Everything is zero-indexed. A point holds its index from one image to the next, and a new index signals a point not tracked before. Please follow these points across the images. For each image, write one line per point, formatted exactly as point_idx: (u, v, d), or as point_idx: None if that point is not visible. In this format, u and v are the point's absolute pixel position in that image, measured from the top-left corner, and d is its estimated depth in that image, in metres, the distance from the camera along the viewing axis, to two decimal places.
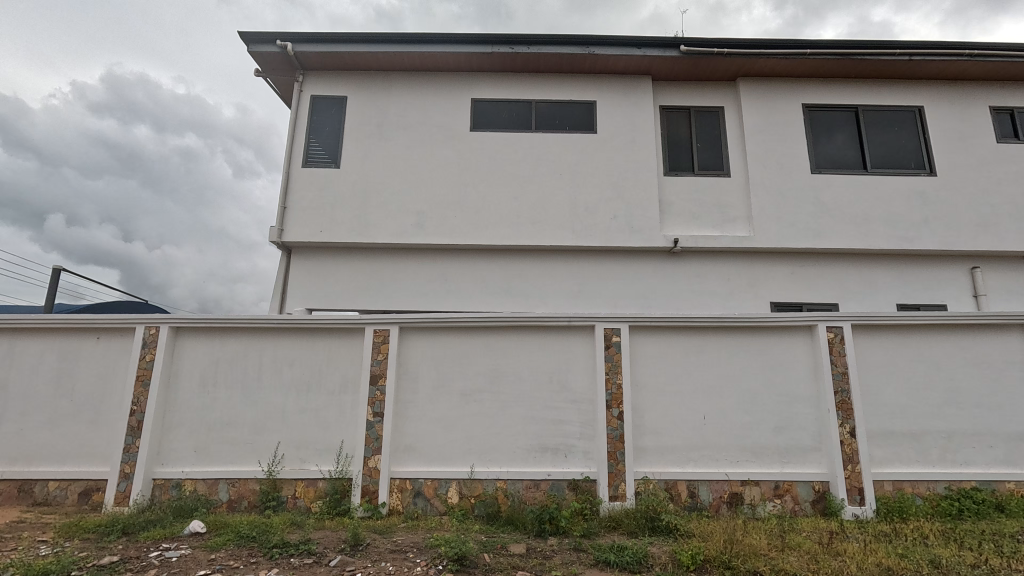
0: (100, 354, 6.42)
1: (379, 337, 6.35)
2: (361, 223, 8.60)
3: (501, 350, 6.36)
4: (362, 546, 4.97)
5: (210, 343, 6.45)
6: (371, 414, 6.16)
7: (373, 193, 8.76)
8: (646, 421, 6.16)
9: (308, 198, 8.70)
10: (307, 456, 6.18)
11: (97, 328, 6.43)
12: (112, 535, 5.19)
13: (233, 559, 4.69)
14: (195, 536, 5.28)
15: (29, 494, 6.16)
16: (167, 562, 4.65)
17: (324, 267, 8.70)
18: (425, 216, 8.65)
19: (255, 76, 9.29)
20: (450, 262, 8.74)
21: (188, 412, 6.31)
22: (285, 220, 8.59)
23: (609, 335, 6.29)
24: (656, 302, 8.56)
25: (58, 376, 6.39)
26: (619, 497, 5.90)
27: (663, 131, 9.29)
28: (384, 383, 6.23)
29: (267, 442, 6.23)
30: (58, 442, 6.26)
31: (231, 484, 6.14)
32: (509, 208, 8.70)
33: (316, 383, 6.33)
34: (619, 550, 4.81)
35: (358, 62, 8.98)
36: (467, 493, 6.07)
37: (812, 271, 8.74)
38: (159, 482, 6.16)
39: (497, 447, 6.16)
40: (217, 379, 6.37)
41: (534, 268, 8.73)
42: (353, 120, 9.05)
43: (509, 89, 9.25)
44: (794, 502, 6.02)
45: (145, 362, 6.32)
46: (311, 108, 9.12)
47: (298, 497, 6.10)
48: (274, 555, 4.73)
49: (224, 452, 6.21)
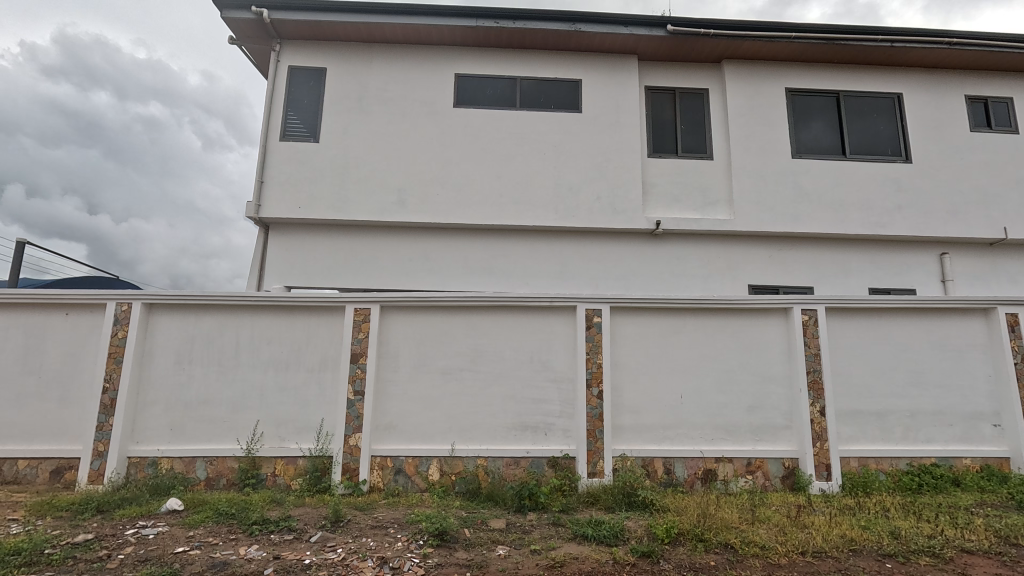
0: (69, 329, 6.24)
1: (361, 315, 6.29)
2: (341, 200, 8.43)
3: (484, 330, 6.37)
4: (343, 522, 5.02)
5: (185, 320, 6.30)
6: (352, 392, 6.15)
7: (353, 169, 8.57)
8: (625, 400, 6.28)
9: (286, 173, 8.48)
10: (287, 434, 6.15)
11: (66, 303, 6.24)
12: (86, 513, 5.12)
13: (212, 536, 4.69)
14: (173, 513, 5.24)
15: None
16: (144, 539, 4.61)
17: (304, 244, 8.54)
18: (407, 192, 8.53)
19: (229, 44, 8.94)
20: (432, 241, 8.66)
21: (162, 390, 6.20)
22: (262, 195, 8.37)
23: (591, 315, 6.35)
24: (637, 283, 8.65)
25: (23, 353, 6.19)
26: (597, 473, 6.04)
27: (648, 113, 9.27)
28: (364, 362, 6.20)
29: (246, 420, 6.17)
30: (24, 421, 6.10)
31: (209, 462, 6.08)
32: (493, 186, 8.62)
33: (295, 361, 6.27)
34: (597, 525, 4.93)
35: (338, 33, 8.69)
36: (448, 470, 6.14)
37: (789, 255, 8.91)
38: (134, 460, 6.06)
39: (478, 426, 6.21)
40: (193, 356, 6.25)
41: (517, 247, 8.71)
42: (333, 93, 8.79)
43: (494, 65, 9.06)
44: (766, 478, 6.23)
45: (117, 339, 6.16)
46: (289, 80, 8.83)
47: (278, 474, 6.09)
48: (255, 531, 4.75)
49: (201, 431, 6.14)
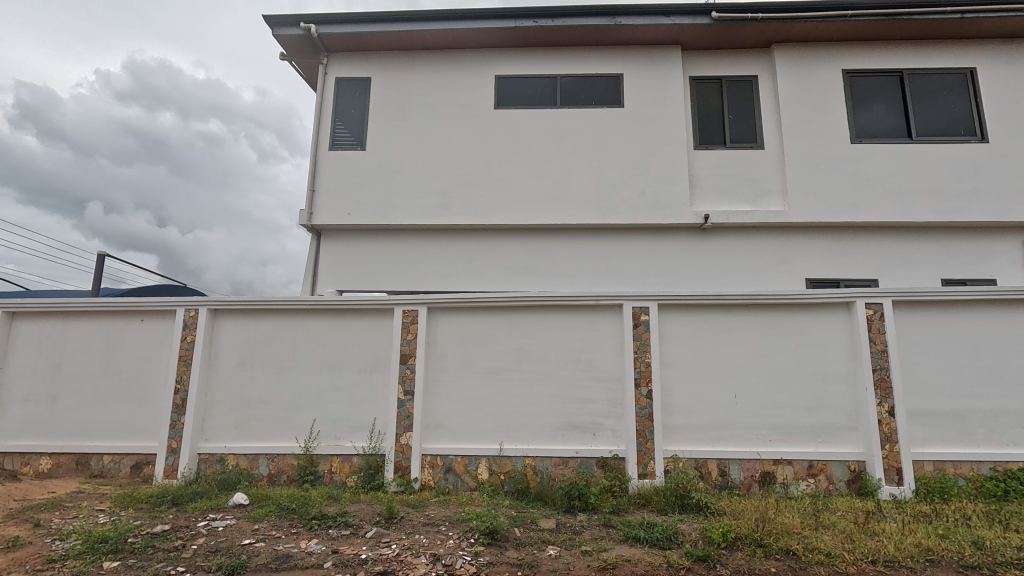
0: (144, 334, 6.72)
1: (409, 317, 6.44)
2: (388, 205, 8.66)
3: (529, 330, 6.37)
4: (396, 518, 5.15)
5: (246, 324, 6.66)
6: (402, 392, 6.30)
7: (398, 174, 8.78)
8: (675, 400, 6.12)
9: (335, 181, 8.79)
10: (342, 432, 6.37)
11: (141, 310, 6.73)
12: (163, 505, 5.49)
13: (275, 529, 4.93)
14: (240, 507, 5.54)
15: (86, 466, 6.55)
16: (214, 531, 4.90)
17: (353, 249, 8.82)
18: (451, 195, 8.65)
19: (281, 60, 9.37)
20: (476, 242, 8.75)
21: (227, 390, 6.56)
22: (313, 203, 8.72)
23: (638, 313, 6.23)
24: (686, 280, 8.41)
25: (105, 357, 6.72)
26: (648, 474, 5.92)
27: (694, 104, 9.00)
28: (413, 362, 6.34)
29: (303, 419, 6.44)
30: (108, 419, 6.62)
31: (271, 459, 6.39)
32: (535, 186, 8.61)
33: (347, 362, 6.49)
34: (649, 527, 4.83)
35: (381, 42, 8.94)
36: (497, 470, 6.18)
37: (850, 246, 8.42)
38: (204, 456, 6.44)
39: (526, 425, 6.22)
40: (254, 358, 6.59)
41: (560, 246, 8.66)
42: (377, 102, 9.04)
43: (534, 64, 9.05)
44: (829, 482, 5.92)
45: (186, 343, 6.58)
46: (336, 91, 9.15)
47: (334, 472, 6.31)
48: (314, 526, 4.95)
49: (263, 429, 6.46)
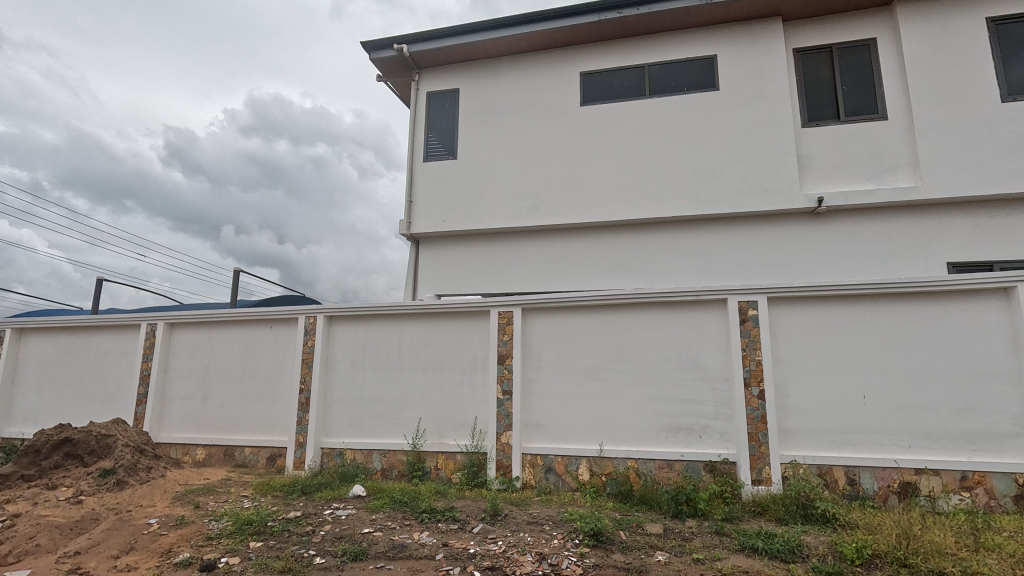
0: (273, 340, 7.53)
1: (504, 318, 6.58)
2: (480, 210, 8.91)
3: (626, 328, 6.23)
4: (501, 516, 5.27)
5: (357, 328, 7.20)
6: (501, 392, 6.44)
7: (488, 179, 9.01)
8: (792, 401, 5.63)
9: (430, 190, 9.22)
10: (446, 431, 6.65)
11: (270, 318, 7.54)
12: (294, 494, 6.09)
13: (390, 520, 5.26)
14: (358, 498, 5.99)
15: (232, 457, 7.46)
16: (338, 519, 5.35)
17: (449, 255, 9.19)
18: (540, 196, 8.71)
19: (377, 81, 10.03)
20: (567, 242, 8.71)
21: (344, 390, 7.13)
22: (411, 213, 9.22)
23: (745, 308, 5.83)
24: (798, 270, 7.72)
25: (243, 360, 7.62)
26: (763, 481, 5.50)
27: (799, 78, 8.25)
28: (510, 363, 6.45)
29: (411, 417, 6.82)
30: (248, 415, 7.50)
31: (383, 454, 6.84)
32: (626, 180, 8.40)
33: (448, 363, 6.77)
34: (768, 537, 4.49)
35: (467, 53, 9.24)
36: (598, 471, 6.09)
37: (1005, 222, 7.22)
38: (326, 450, 7.05)
39: (627, 426, 6.07)
40: (365, 360, 7.10)
41: (655, 240, 8.35)
42: (466, 111, 9.35)
43: (619, 56, 8.84)
44: (990, 497, 5.10)
45: (308, 347, 7.26)
46: (427, 105, 9.61)
47: (440, 468, 6.60)
48: (425, 519, 5.21)
49: (375, 426, 6.94)
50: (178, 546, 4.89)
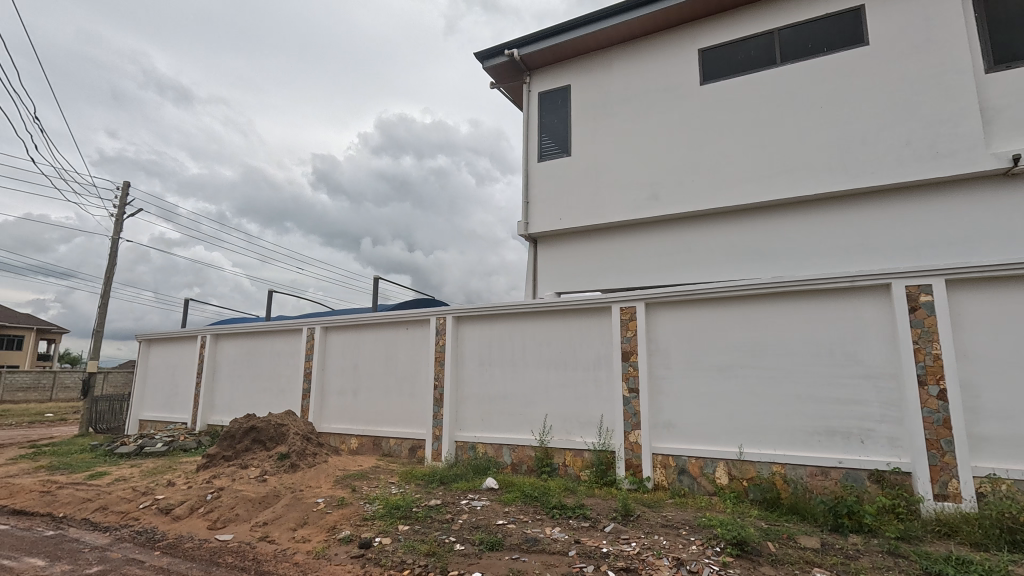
0: (410, 340, 8.21)
1: (627, 314, 6.41)
2: (596, 205, 8.78)
3: (764, 321, 5.72)
4: (633, 516, 5.15)
5: (483, 328, 7.54)
6: (627, 389, 6.28)
7: (604, 173, 8.84)
8: (987, 403, 4.70)
9: (546, 189, 9.31)
10: (573, 428, 6.66)
11: (406, 320, 8.24)
12: (434, 483, 6.55)
13: (523, 514, 5.42)
14: (491, 490, 6.25)
15: (380, 446, 8.25)
16: (475, 509, 5.64)
17: (567, 253, 9.20)
18: (660, 186, 8.34)
19: (491, 89, 10.39)
20: (692, 231, 8.20)
21: (473, 387, 7.50)
22: (529, 214, 9.39)
23: (916, 294, 4.99)
24: (988, 245, 6.40)
25: (385, 359, 8.41)
26: (950, 497, 4.65)
27: (979, 14, 6.86)
28: (635, 360, 6.26)
29: (537, 413, 6.96)
30: (392, 409, 8.24)
31: (512, 449, 7.06)
32: (757, 159, 7.70)
33: (571, 360, 6.79)
34: (962, 565, 3.78)
35: (577, 48, 9.17)
36: (738, 475, 5.65)
37: None
38: (460, 443, 7.47)
39: (771, 428, 5.55)
40: (491, 358, 7.40)
41: (795, 223, 7.52)
42: (578, 106, 9.28)
43: (743, 25, 8.11)
44: None
45: (439, 346, 7.77)
46: (540, 105, 9.72)
47: (568, 465, 6.63)
48: (556, 515, 5.27)
49: (504, 422, 7.19)
50: (341, 524, 5.53)
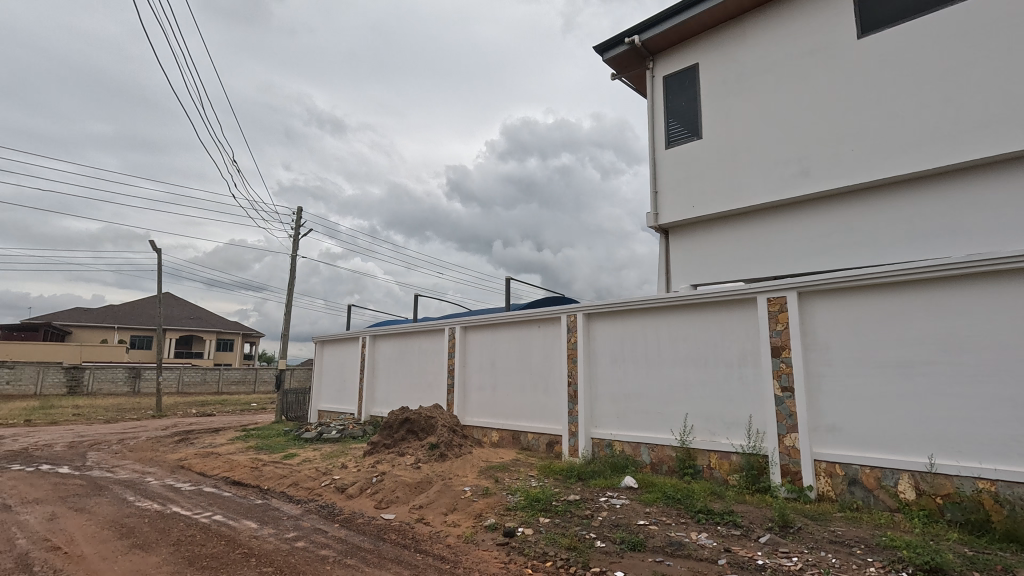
0: (542, 338, 8.44)
1: (776, 305, 5.83)
2: (734, 188, 8.11)
3: (956, 309, 4.81)
4: (793, 528, 4.66)
5: (615, 324, 7.47)
6: (779, 388, 5.72)
7: (742, 152, 8.13)
8: None
9: (676, 177, 8.85)
10: (717, 429, 6.24)
11: (538, 319, 8.49)
12: (572, 479, 6.61)
13: (665, 515, 5.23)
14: (631, 489, 6.12)
15: (518, 440, 8.58)
16: (614, 507, 5.59)
17: (703, 242, 8.65)
18: (810, 160, 7.42)
19: (613, 80, 10.19)
20: (854, 207, 7.15)
21: (607, 384, 7.44)
22: (658, 204, 9.02)
23: None
24: None
25: (520, 356, 8.75)
26: None
27: None
28: (788, 355, 5.67)
29: (676, 412, 6.66)
30: (528, 405, 8.53)
31: (651, 448, 6.84)
32: (940, 116, 6.45)
33: (712, 356, 6.40)
34: None
35: (704, 22, 8.57)
36: (929, 490, 4.79)
37: None
38: (596, 440, 7.44)
39: (973, 436, 4.63)
40: (625, 355, 7.29)
41: (998, 187, 6.15)
42: (708, 84, 8.66)
43: None
44: None
45: (572, 343, 7.86)
46: (665, 89, 9.27)
47: (714, 468, 6.22)
48: (702, 520, 5.00)
49: (641, 420, 7.01)
50: (486, 512, 5.87)
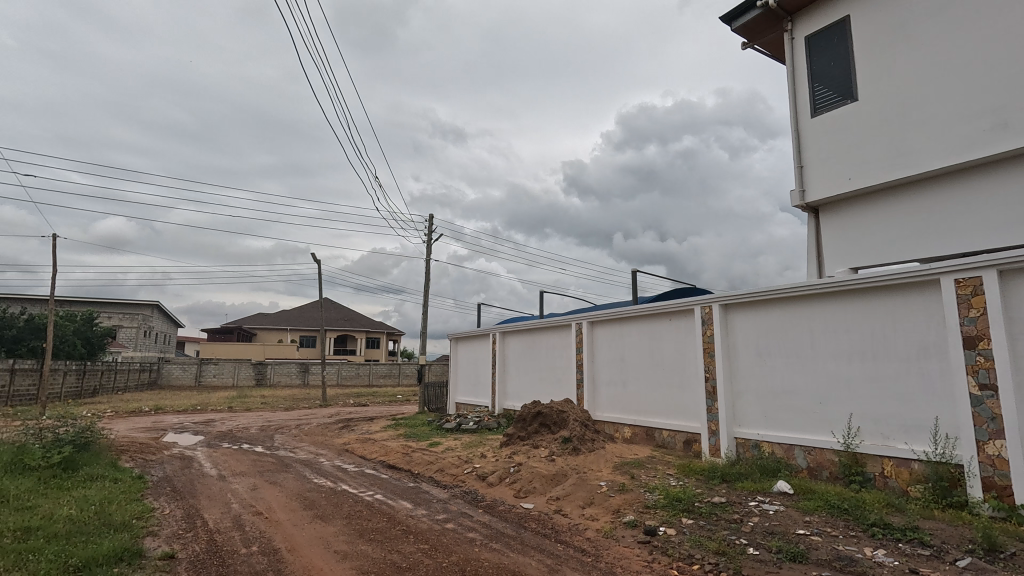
0: (675, 332, 8.13)
1: (967, 288, 4.92)
2: (901, 153, 6.96)
3: None
4: (1006, 554, 3.89)
5: (758, 315, 6.92)
6: (976, 386, 4.81)
7: (910, 110, 6.95)
8: None
9: (825, 147, 7.88)
10: (891, 432, 5.50)
11: (669, 312, 8.19)
12: (715, 480, 6.23)
13: (830, 526, 4.69)
14: (785, 495, 5.60)
15: (653, 437, 8.32)
16: (767, 512, 5.16)
17: (862, 219, 7.61)
18: (1007, 110, 6.13)
19: (744, 49, 9.40)
20: None
21: (752, 380, 6.91)
22: (804, 180, 8.15)
23: None
24: None
25: (651, 351, 8.51)
26: None
27: None
28: (987, 347, 4.73)
29: (838, 412, 5.98)
30: (662, 400, 8.24)
31: (807, 451, 6.23)
32: None
33: (882, 349, 5.67)
34: None
35: None
36: None
37: None
38: (740, 440, 6.94)
39: None
40: (771, 348, 6.73)
41: None
42: (863, 36, 7.52)
43: None
44: None
45: (708, 336, 7.43)
46: (808, 51, 8.31)
47: (889, 476, 5.48)
48: (878, 535, 4.41)
49: (794, 420, 6.40)
50: (624, 508, 5.79)
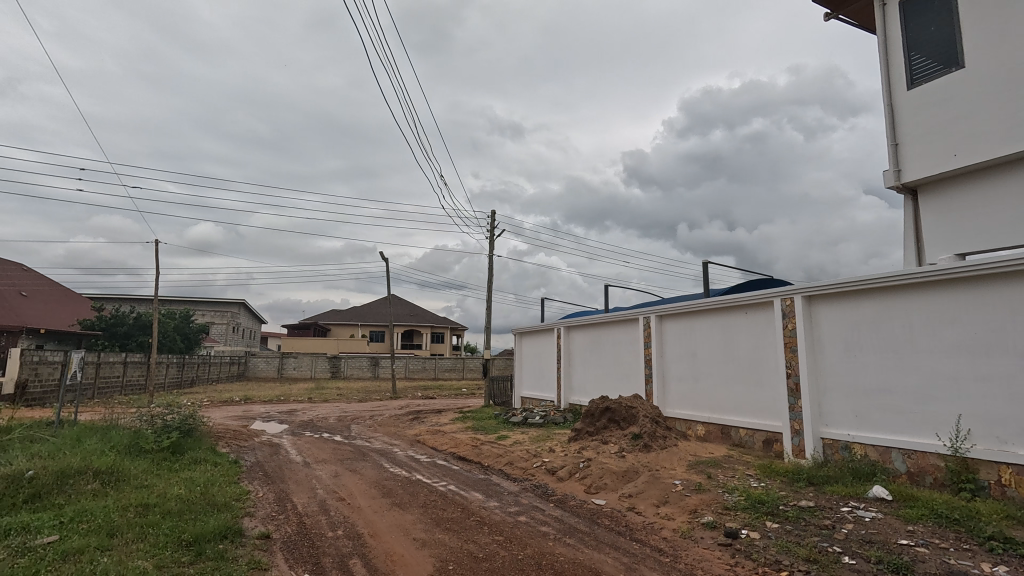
0: (751, 326, 7.73)
1: None
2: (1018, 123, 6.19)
3: None
4: None
5: (846, 307, 6.43)
6: None
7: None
8: None
9: (925, 122, 7.17)
10: (1010, 436, 4.93)
11: (745, 305, 7.80)
12: (801, 483, 5.87)
13: (938, 537, 4.28)
14: (883, 501, 5.16)
15: (729, 436, 7.97)
16: (862, 520, 4.78)
17: (970, 198, 6.86)
18: None
19: (828, 21, 8.74)
20: None
21: (840, 377, 6.44)
22: (901, 159, 7.47)
23: None
24: None
25: (726, 346, 8.14)
26: None
27: None
28: None
29: (944, 414, 5.44)
30: (739, 397, 7.86)
31: (906, 455, 5.71)
32: None
33: (996, 344, 5.09)
34: None
35: None
36: None
37: None
38: (828, 441, 6.48)
39: None
40: (862, 343, 6.23)
41: None
42: None
43: None
44: None
45: (789, 330, 7.01)
46: (902, 17, 7.58)
47: (1007, 485, 4.90)
48: (997, 549, 3.97)
49: (890, 421, 5.89)
50: (702, 509, 5.59)
